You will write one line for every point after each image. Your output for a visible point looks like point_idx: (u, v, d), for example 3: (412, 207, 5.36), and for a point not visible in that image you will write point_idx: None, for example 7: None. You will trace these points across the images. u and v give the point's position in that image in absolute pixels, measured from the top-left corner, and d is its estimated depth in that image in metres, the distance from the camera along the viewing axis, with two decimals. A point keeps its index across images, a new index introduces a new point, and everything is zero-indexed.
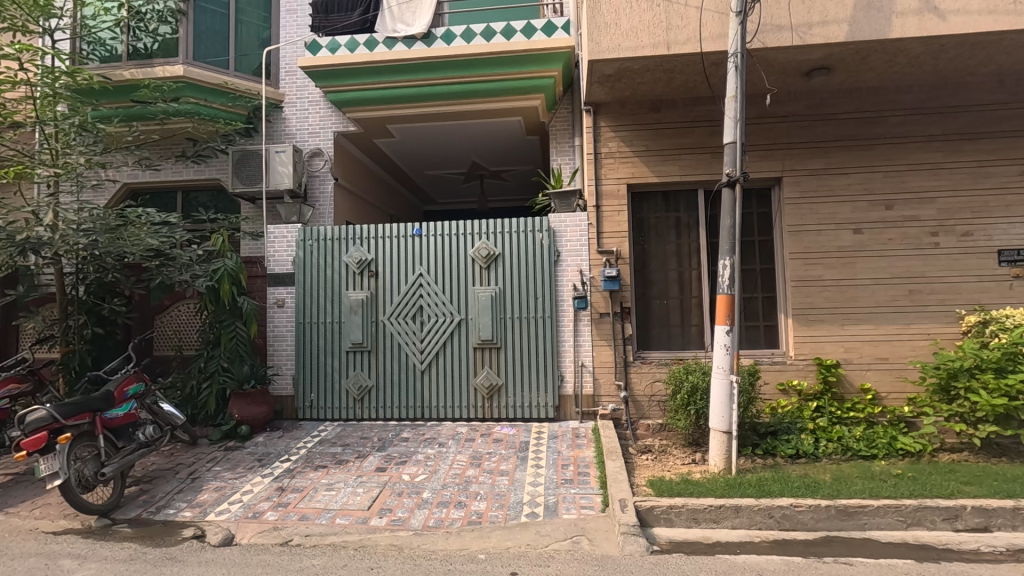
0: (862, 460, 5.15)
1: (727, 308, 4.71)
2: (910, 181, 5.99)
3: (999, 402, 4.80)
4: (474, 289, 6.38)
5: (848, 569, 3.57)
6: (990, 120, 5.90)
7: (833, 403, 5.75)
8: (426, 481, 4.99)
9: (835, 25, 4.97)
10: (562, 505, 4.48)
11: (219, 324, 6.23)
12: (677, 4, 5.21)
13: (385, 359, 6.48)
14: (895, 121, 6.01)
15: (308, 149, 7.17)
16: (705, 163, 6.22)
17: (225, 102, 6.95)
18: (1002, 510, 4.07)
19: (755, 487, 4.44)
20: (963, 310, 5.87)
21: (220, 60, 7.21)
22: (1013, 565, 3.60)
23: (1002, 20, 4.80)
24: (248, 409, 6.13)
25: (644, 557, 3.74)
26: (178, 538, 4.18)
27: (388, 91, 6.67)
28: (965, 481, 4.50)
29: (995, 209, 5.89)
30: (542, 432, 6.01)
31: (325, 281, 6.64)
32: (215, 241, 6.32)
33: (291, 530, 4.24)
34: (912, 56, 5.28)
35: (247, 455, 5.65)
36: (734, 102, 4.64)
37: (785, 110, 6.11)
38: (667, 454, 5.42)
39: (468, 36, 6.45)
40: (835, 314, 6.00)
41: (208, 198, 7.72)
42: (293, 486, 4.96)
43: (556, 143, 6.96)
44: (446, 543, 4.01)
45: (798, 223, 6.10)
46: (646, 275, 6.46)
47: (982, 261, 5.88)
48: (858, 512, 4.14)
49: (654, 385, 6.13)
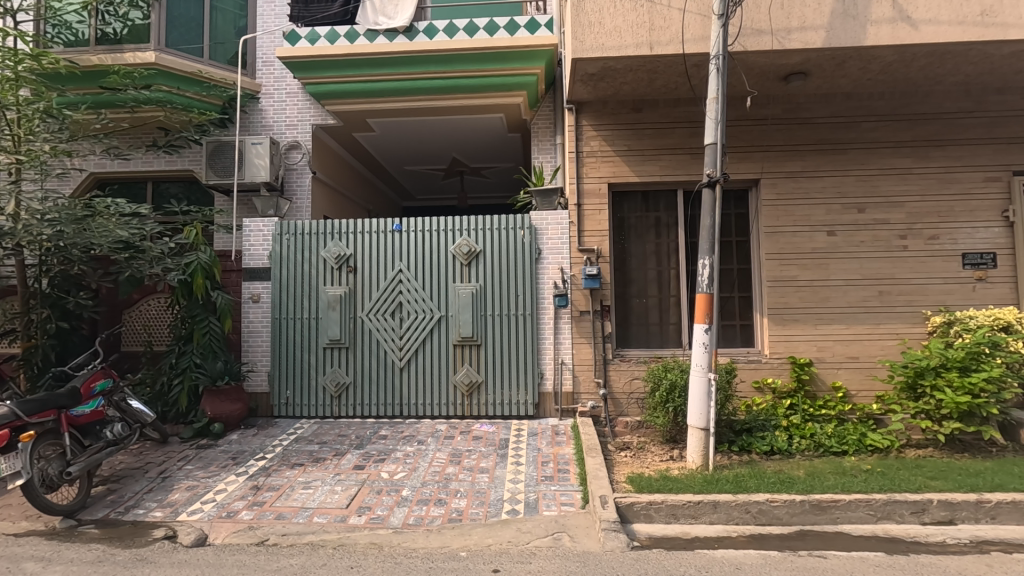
0: (834, 456, 5.28)
1: (706, 307, 4.79)
2: (881, 185, 6.16)
3: (964, 399, 4.97)
4: (455, 286, 6.35)
5: (823, 562, 3.66)
6: (957, 128, 6.10)
7: (806, 401, 5.88)
8: (405, 479, 4.95)
9: (813, 32, 5.07)
10: (542, 502, 4.50)
11: (191, 319, 6.12)
12: (660, 5, 5.25)
13: (364, 356, 6.41)
14: (868, 127, 6.17)
15: (286, 142, 7.04)
16: (685, 164, 6.28)
17: (198, 91, 6.74)
18: (966, 504, 4.20)
19: (732, 483, 4.52)
20: (929, 311, 6.06)
21: (194, 48, 7.02)
22: (977, 556, 3.73)
23: (971, 32, 4.95)
24: (221, 407, 6.01)
25: (624, 553, 3.76)
26: (149, 539, 4.06)
27: (369, 84, 6.59)
28: (931, 476, 4.66)
29: (960, 213, 6.09)
30: (522, 429, 6.02)
31: (302, 276, 6.53)
32: (187, 234, 6.20)
33: (267, 529, 4.16)
34: (885, 63, 5.42)
35: (220, 454, 5.54)
36: (715, 103, 4.70)
37: (762, 113, 6.22)
38: (646, 451, 5.50)
39: (450, 30, 6.37)
40: (810, 314, 6.14)
41: (180, 190, 7.55)
42: (269, 484, 4.88)
43: (538, 141, 6.96)
44: (426, 541, 3.98)
45: (774, 224, 6.22)
46: (626, 274, 6.51)
47: (947, 264, 6.08)
48: (831, 506, 4.25)
49: (633, 383, 6.19)
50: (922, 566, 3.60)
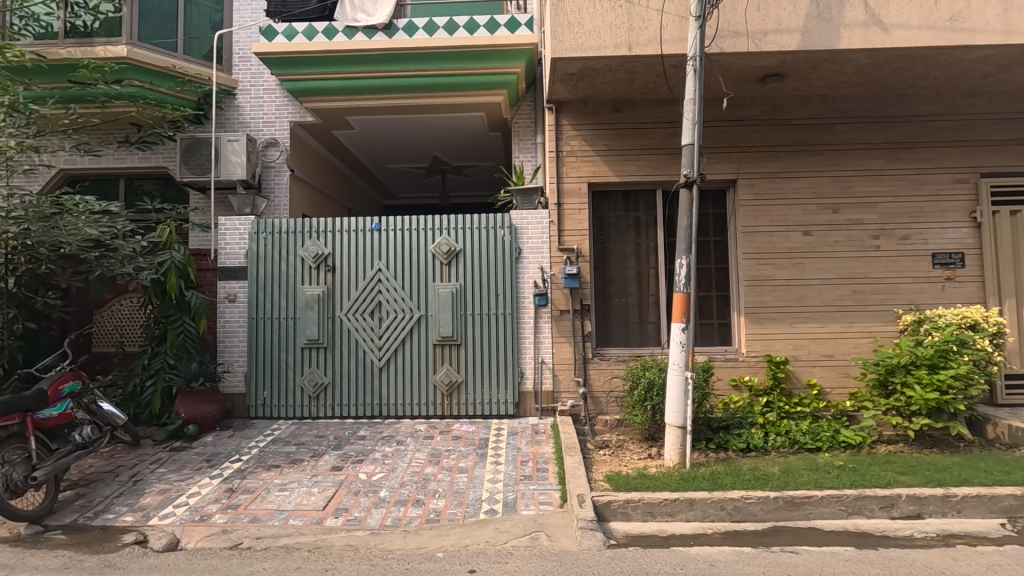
0: (808, 452, 5.37)
1: (683, 306, 4.83)
2: (855, 186, 6.28)
3: (932, 396, 5.10)
4: (435, 285, 6.32)
5: (795, 557, 3.71)
6: (927, 131, 6.26)
7: (782, 398, 5.98)
8: (383, 480, 4.91)
9: (788, 34, 5.15)
10: (521, 501, 4.50)
11: (164, 319, 6.01)
12: (639, 6, 5.29)
13: (342, 356, 6.35)
14: (842, 129, 6.29)
15: (263, 139, 6.94)
16: (664, 164, 6.34)
17: (173, 86, 6.65)
18: (933, 498, 4.31)
19: (709, 481, 4.57)
20: (901, 309, 6.19)
21: (168, 42, 6.88)
22: (943, 549, 3.82)
23: (941, 36, 5.08)
24: (196, 408, 5.90)
25: (601, 552, 3.78)
26: (118, 544, 3.97)
27: (349, 81, 6.53)
28: (901, 471, 4.77)
29: (930, 214, 6.24)
30: (502, 428, 6.02)
31: (279, 276, 6.44)
32: (161, 232, 6.06)
33: (242, 532, 4.09)
34: (859, 66, 5.53)
35: (194, 456, 5.43)
36: (693, 104, 4.74)
37: (740, 114, 6.31)
38: (624, 449, 5.54)
39: (430, 28, 6.33)
40: (785, 312, 6.24)
41: (154, 187, 7.40)
42: (243, 487, 4.80)
43: (518, 141, 6.96)
44: (403, 541, 3.96)
45: (751, 224, 6.31)
46: (606, 273, 6.54)
47: (918, 264, 6.22)
48: (804, 502, 4.32)
49: (612, 381, 6.23)
50: (891, 560, 3.67)
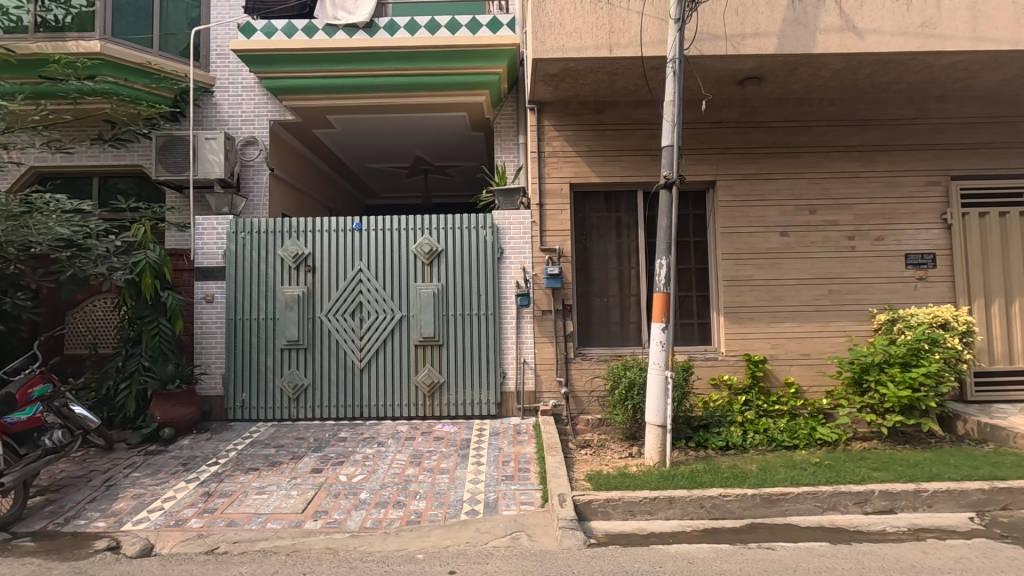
0: (786, 450, 5.46)
1: (663, 306, 4.88)
2: (831, 188, 6.40)
3: (905, 394, 5.21)
4: (416, 286, 6.29)
5: (771, 554, 3.77)
6: (900, 134, 6.40)
7: (760, 396, 6.06)
8: (364, 481, 4.88)
9: (766, 38, 5.23)
10: (502, 501, 4.51)
11: (139, 320, 5.90)
12: (619, 8, 5.34)
13: (322, 357, 6.29)
14: (818, 131, 6.40)
15: (241, 138, 6.85)
16: (645, 165, 6.39)
17: (148, 83, 6.49)
18: (905, 494, 4.40)
19: (688, 479, 4.63)
20: (875, 309, 6.32)
21: (143, 38, 6.76)
22: (913, 543, 3.90)
23: (913, 42, 5.20)
24: (172, 411, 5.78)
25: (581, 551, 3.80)
26: (90, 551, 3.88)
27: (330, 80, 6.48)
28: (875, 468, 4.87)
29: (903, 216, 6.39)
30: (483, 429, 6.01)
31: (257, 276, 6.36)
32: (135, 232, 5.96)
33: (218, 537, 4.03)
34: (834, 70, 5.64)
35: (170, 460, 5.33)
36: (672, 106, 4.79)
37: (719, 116, 6.39)
38: (605, 449, 5.57)
39: (412, 27, 6.29)
40: (764, 312, 6.34)
41: (129, 185, 7.25)
42: (220, 490, 4.73)
43: (500, 141, 6.96)
44: (383, 543, 3.93)
45: (730, 225, 6.39)
46: (588, 273, 6.57)
47: (891, 264, 6.36)
48: (780, 499, 4.38)
49: (594, 381, 6.25)
50: (863, 555, 3.74)
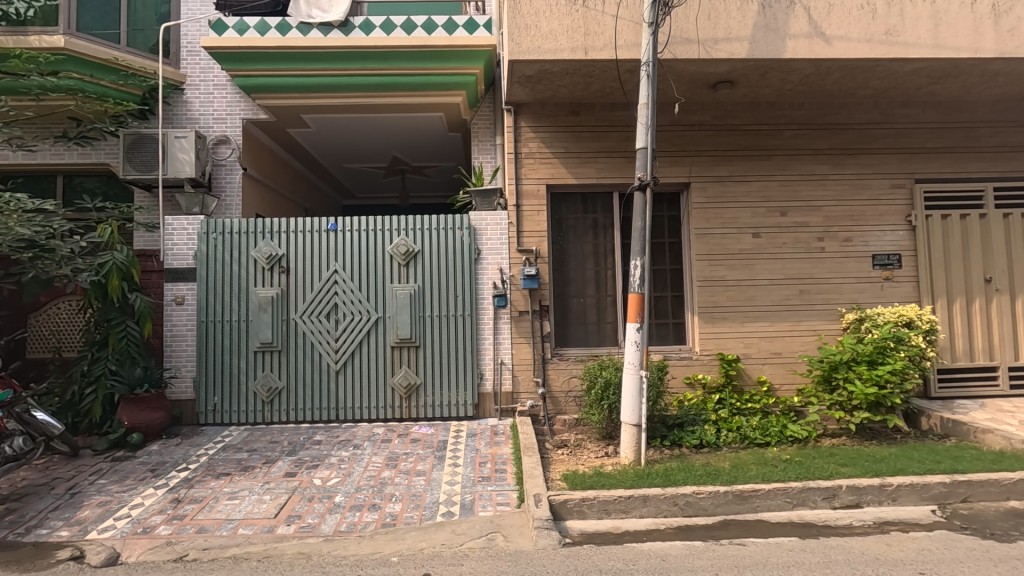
0: (758, 447, 5.56)
1: (638, 306, 4.93)
2: (801, 190, 6.54)
3: (872, 391, 5.35)
4: (392, 287, 6.25)
5: (742, 549, 3.84)
6: (866, 138, 6.58)
7: (733, 395, 6.16)
8: (339, 484, 4.83)
9: (737, 42, 5.33)
10: (478, 503, 4.49)
11: (106, 322, 5.77)
12: (595, 11, 5.38)
13: (297, 360, 6.20)
14: (789, 134, 6.54)
15: (213, 137, 6.72)
16: (621, 167, 6.45)
17: (115, 80, 6.33)
18: (871, 488, 4.52)
19: (662, 477, 4.68)
20: (844, 308, 6.48)
21: (110, 33, 6.60)
22: (878, 536, 4.01)
23: (878, 49, 5.35)
24: (139, 415, 5.65)
25: (556, 550, 3.82)
26: (52, 561, 3.76)
27: (304, 79, 6.40)
28: (843, 463, 4.99)
29: (870, 217, 6.56)
30: (460, 431, 5.99)
31: (229, 277, 6.24)
32: (102, 232, 5.79)
33: (187, 544, 3.94)
34: (803, 75, 5.77)
35: (138, 466, 5.20)
36: (646, 109, 4.84)
37: (692, 119, 6.49)
38: (582, 448, 5.61)
39: (388, 27, 6.26)
40: (737, 311, 6.45)
41: (95, 184, 7.07)
42: (190, 496, 4.63)
43: (477, 141, 6.96)
44: (358, 547, 3.89)
45: (704, 226, 6.49)
46: (565, 274, 6.60)
47: (859, 265, 6.53)
48: (752, 496, 4.47)
49: (571, 381, 6.29)
50: (831, 548, 3.83)
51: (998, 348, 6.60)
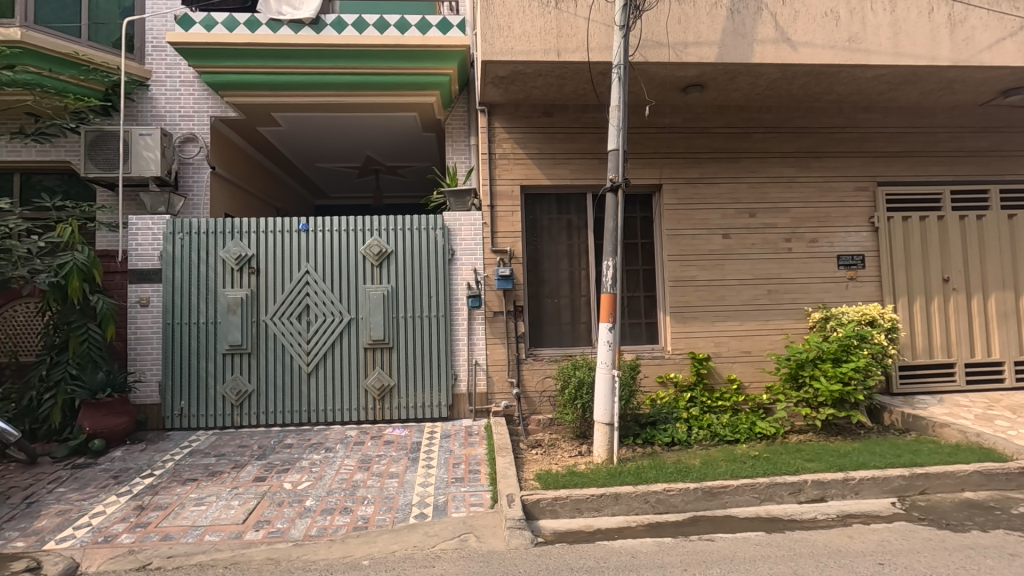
0: (728, 444, 5.67)
1: (610, 306, 4.97)
2: (769, 192, 6.69)
3: (837, 388, 5.50)
4: (365, 288, 6.18)
5: (710, 545, 3.90)
6: (831, 142, 6.76)
7: (704, 393, 6.27)
8: (310, 488, 4.76)
9: (707, 47, 5.42)
10: (451, 505, 4.47)
11: (65, 325, 5.59)
12: (567, 13, 5.41)
13: (268, 362, 6.09)
14: (758, 137, 6.68)
15: (179, 134, 6.56)
16: (594, 168, 6.51)
17: (75, 75, 6.14)
18: (834, 482, 4.65)
19: (634, 475, 4.74)
20: (810, 307, 6.65)
21: (70, 27, 6.44)
22: (841, 529, 4.13)
23: (841, 55, 5.51)
24: (102, 421, 5.47)
25: (528, 549, 3.84)
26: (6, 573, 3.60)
27: (274, 76, 6.28)
28: (809, 459, 5.12)
29: (835, 219, 6.75)
30: (434, 432, 5.96)
31: (197, 278, 6.10)
32: (61, 232, 5.58)
33: (151, 552, 3.83)
34: (770, 80, 5.90)
35: (100, 473, 5.04)
36: (618, 111, 4.88)
37: (664, 122, 6.58)
38: (556, 447, 5.64)
39: (360, 26, 6.21)
40: (707, 311, 6.57)
41: (55, 182, 6.84)
42: (155, 503, 4.51)
43: (451, 141, 6.95)
44: (328, 551, 3.84)
45: (675, 227, 6.58)
46: (539, 274, 6.62)
47: (825, 265, 6.70)
48: (720, 492, 4.55)
49: (545, 381, 6.31)
50: (796, 542, 3.92)
51: (955, 345, 6.85)
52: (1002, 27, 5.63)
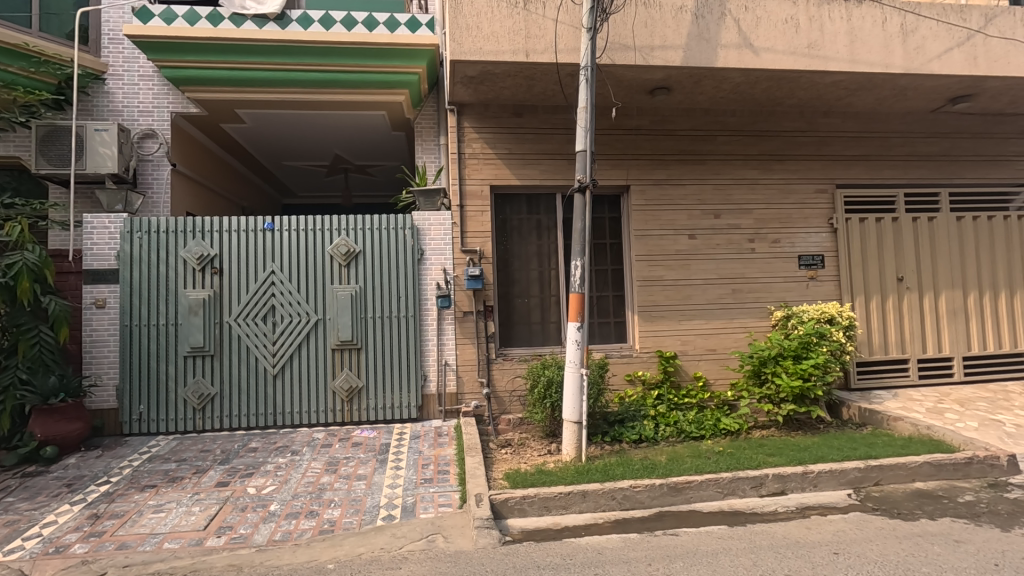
0: (693, 440, 5.77)
1: (579, 306, 4.98)
2: (733, 193, 6.84)
3: (797, 384, 5.66)
4: (333, 289, 6.09)
5: (675, 539, 3.98)
6: (792, 145, 6.96)
7: (671, 391, 6.38)
8: (274, 492, 4.67)
9: (673, 51, 5.51)
10: (419, 505, 4.46)
11: (13, 327, 5.27)
12: (536, 14, 5.43)
13: (232, 364, 5.95)
14: (722, 140, 6.83)
15: (138, 130, 6.36)
16: (563, 169, 6.55)
17: (25, 67, 5.91)
18: (794, 476, 4.79)
19: (601, 473, 4.79)
20: (773, 305, 6.83)
21: (20, 16, 6.19)
22: (799, 521, 4.26)
23: (801, 61, 5.68)
24: (54, 427, 5.29)
25: (495, 548, 3.84)
26: None
27: (237, 71, 6.12)
28: (771, 453, 5.26)
29: (796, 220, 6.94)
30: (404, 433, 5.92)
31: (156, 278, 5.91)
32: (9, 231, 5.30)
33: (107, 561, 3.70)
34: (733, 84, 6.03)
35: (51, 482, 4.84)
36: (586, 113, 4.91)
37: (632, 123, 6.67)
38: (525, 446, 5.64)
39: (327, 22, 6.12)
40: (674, 310, 6.69)
41: (5, 179, 6.55)
42: (110, 511, 4.35)
43: (421, 141, 6.90)
44: (292, 555, 3.77)
45: (643, 228, 6.68)
46: (509, 274, 6.63)
47: (786, 265, 6.89)
48: (685, 488, 4.63)
49: (515, 381, 6.33)
50: (756, 534, 4.03)
51: (908, 341, 7.13)
52: (950, 37, 5.87)
